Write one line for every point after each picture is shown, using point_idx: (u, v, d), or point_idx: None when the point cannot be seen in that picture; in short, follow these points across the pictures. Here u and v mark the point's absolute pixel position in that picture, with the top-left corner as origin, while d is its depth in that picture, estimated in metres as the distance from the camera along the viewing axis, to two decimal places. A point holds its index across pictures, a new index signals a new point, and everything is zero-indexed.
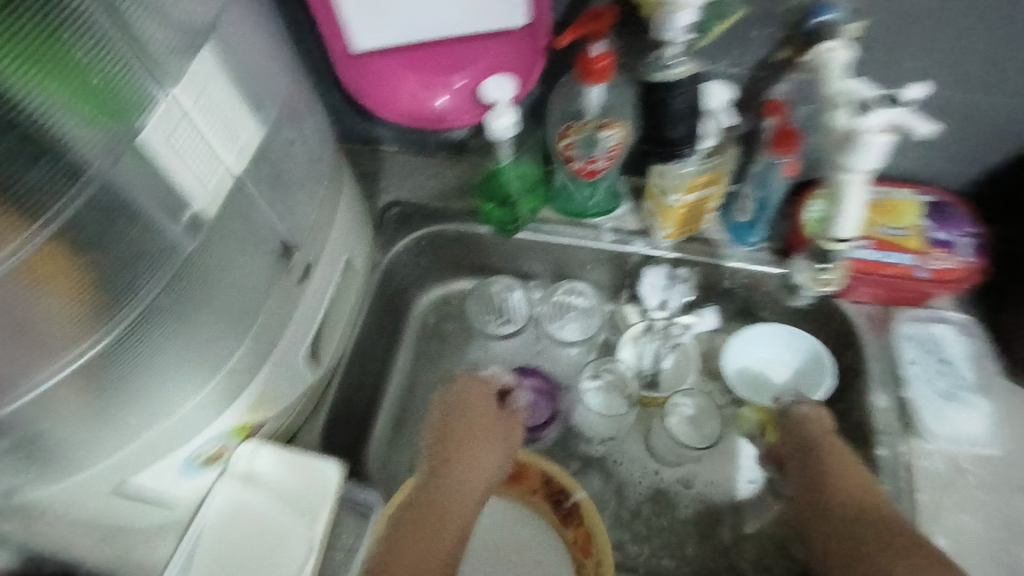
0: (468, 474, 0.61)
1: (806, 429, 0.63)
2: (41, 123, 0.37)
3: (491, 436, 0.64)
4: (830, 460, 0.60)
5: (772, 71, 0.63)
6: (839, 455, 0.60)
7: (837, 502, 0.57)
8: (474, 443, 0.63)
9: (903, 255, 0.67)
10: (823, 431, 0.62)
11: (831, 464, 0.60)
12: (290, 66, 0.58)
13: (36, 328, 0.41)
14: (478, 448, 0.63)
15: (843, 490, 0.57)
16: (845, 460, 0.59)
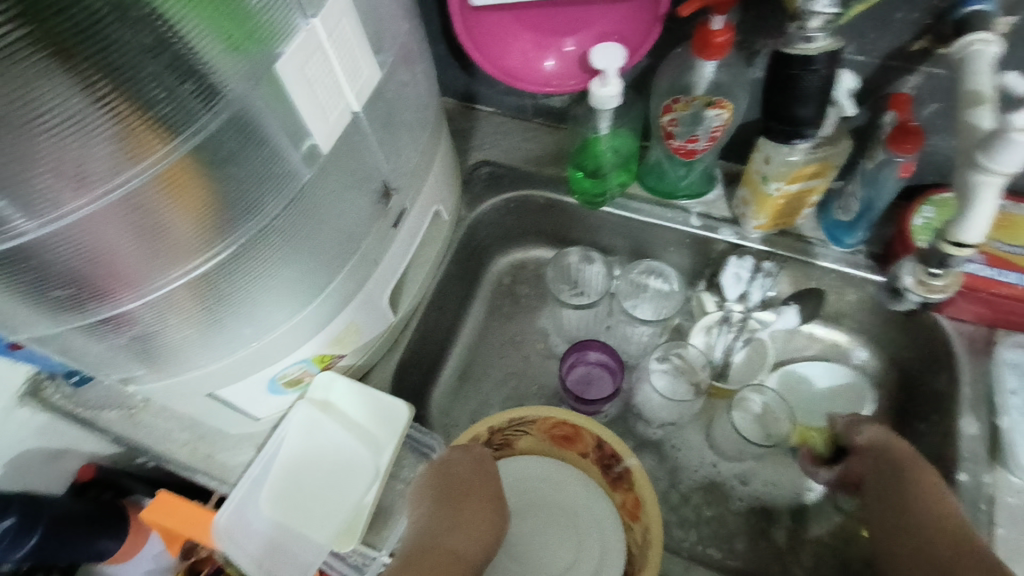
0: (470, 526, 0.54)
1: (887, 452, 0.60)
2: (189, 47, 0.38)
3: (493, 493, 0.57)
4: (905, 475, 0.57)
5: (907, 62, 0.58)
6: (915, 470, 0.57)
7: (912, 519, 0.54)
8: (475, 496, 0.56)
9: (1021, 275, 0.63)
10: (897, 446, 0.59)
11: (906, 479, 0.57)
12: (407, 13, 0.59)
13: (168, 238, 0.44)
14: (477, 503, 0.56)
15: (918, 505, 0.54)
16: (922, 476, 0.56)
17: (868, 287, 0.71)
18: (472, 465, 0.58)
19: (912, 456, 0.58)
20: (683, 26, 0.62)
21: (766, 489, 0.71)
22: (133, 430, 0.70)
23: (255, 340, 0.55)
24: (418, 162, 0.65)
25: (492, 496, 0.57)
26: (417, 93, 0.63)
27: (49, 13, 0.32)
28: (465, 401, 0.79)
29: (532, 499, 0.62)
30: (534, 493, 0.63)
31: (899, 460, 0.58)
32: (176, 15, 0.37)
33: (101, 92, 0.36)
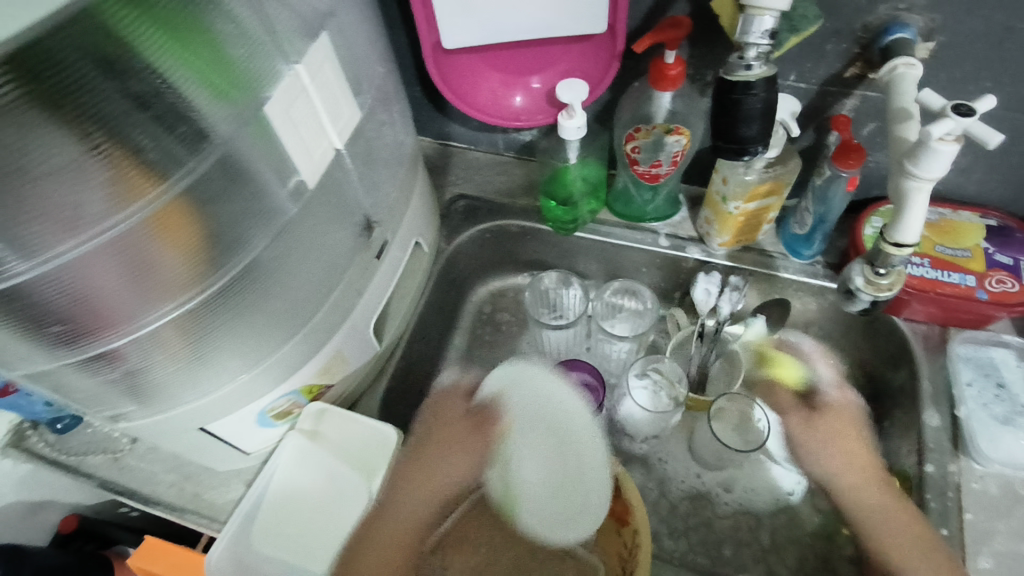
0: (417, 493, 0.61)
1: (822, 428, 0.68)
2: (180, 96, 0.41)
3: (457, 450, 0.64)
4: (855, 465, 0.63)
5: (844, 87, 0.63)
6: (863, 459, 0.64)
7: (869, 510, 0.60)
8: (437, 458, 0.63)
9: (963, 275, 0.68)
10: (848, 433, 0.66)
11: (855, 469, 0.63)
12: (383, 59, 0.63)
13: (158, 275, 0.45)
14: (438, 466, 0.63)
15: (869, 498, 0.61)
16: (864, 459, 0.64)
17: (829, 295, 0.75)
18: (444, 420, 0.66)
19: (857, 440, 0.65)
20: (640, 62, 0.67)
21: (750, 496, 0.73)
22: (119, 474, 0.70)
23: (245, 372, 0.57)
24: (397, 196, 0.68)
25: (456, 454, 0.64)
26: (395, 132, 0.66)
27: (48, 71, 0.34)
28: None
29: (538, 420, 0.66)
30: (535, 415, 0.67)
31: (844, 451, 0.65)
32: (166, 67, 0.40)
33: (95, 140, 0.38)
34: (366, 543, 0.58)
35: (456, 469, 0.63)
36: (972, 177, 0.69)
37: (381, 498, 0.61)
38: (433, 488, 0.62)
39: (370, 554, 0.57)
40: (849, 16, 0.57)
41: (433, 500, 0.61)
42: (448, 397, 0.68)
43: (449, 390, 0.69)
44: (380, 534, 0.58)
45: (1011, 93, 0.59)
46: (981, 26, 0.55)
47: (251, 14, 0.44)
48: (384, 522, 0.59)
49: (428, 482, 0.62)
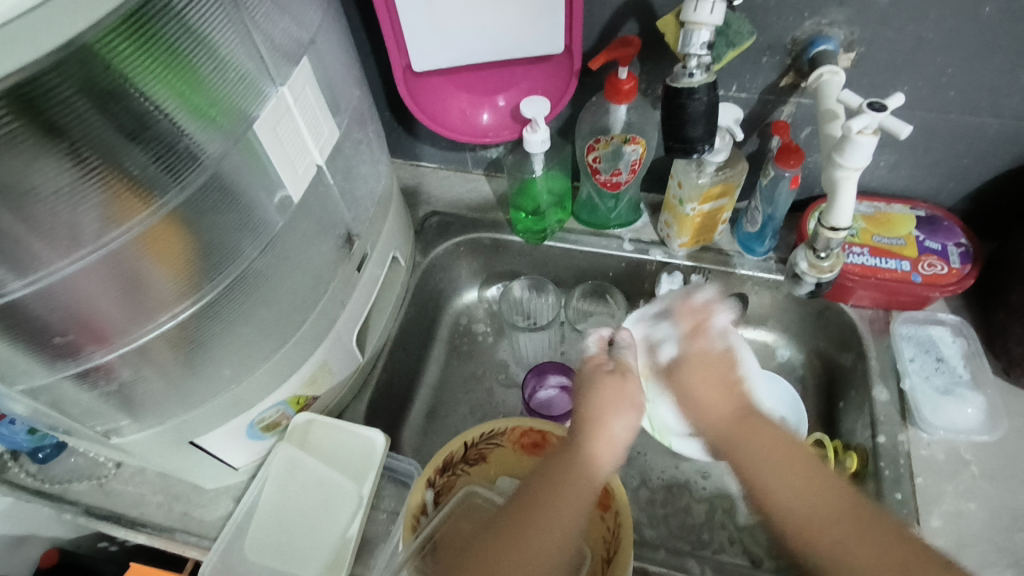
0: (607, 450, 0.58)
1: (690, 369, 0.60)
2: (173, 121, 0.44)
3: (631, 403, 0.62)
4: (731, 429, 0.56)
5: (780, 95, 0.70)
6: (747, 420, 0.56)
7: (790, 493, 0.51)
8: (607, 416, 0.60)
9: (899, 261, 0.74)
10: (721, 378, 0.59)
11: (748, 441, 0.54)
12: (358, 82, 0.67)
13: (151, 290, 0.48)
14: (610, 417, 0.60)
15: (794, 479, 0.51)
16: (734, 421, 0.56)
17: (782, 287, 0.80)
18: (608, 381, 0.63)
19: (733, 399, 0.57)
20: (596, 79, 0.73)
21: (725, 480, 0.77)
22: (105, 499, 0.70)
23: (235, 382, 0.58)
24: (375, 212, 0.71)
25: (614, 401, 0.61)
26: (371, 151, 0.70)
27: (50, 101, 0.37)
28: (436, 437, 0.82)
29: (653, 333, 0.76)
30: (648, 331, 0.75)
31: (721, 401, 0.57)
32: (159, 96, 0.43)
33: (91, 164, 0.41)
34: (538, 502, 0.54)
35: (632, 426, 0.61)
36: (900, 173, 0.76)
37: (580, 444, 0.58)
38: (614, 441, 0.59)
39: (556, 503, 0.54)
40: (779, 32, 0.64)
41: (616, 453, 0.59)
42: (596, 358, 0.66)
43: (591, 357, 0.67)
44: (581, 478, 0.55)
45: (924, 95, 0.66)
46: (893, 37, 0.62)
47: (239, 43, 0.47)
48: (585, 469, 0.56)
49: (603, 450, 0.58)
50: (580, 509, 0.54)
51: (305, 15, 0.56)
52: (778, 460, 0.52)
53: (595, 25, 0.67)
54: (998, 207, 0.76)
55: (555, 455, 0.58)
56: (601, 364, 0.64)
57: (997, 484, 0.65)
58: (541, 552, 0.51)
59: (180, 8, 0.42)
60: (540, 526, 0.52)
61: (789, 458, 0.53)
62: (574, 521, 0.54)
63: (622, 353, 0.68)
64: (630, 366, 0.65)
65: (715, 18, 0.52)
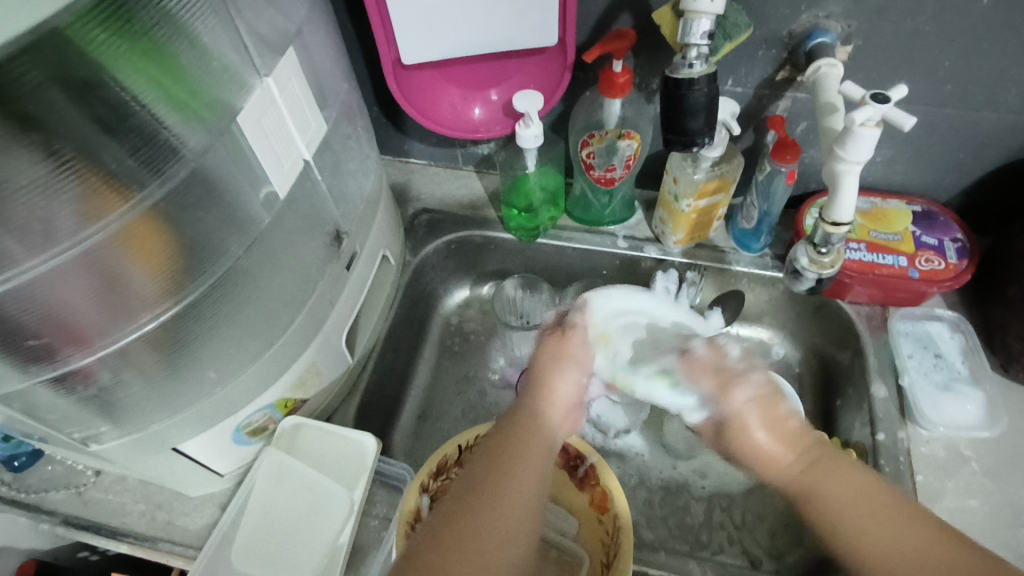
0: (555, 406, 0.58)
1: (755, 410, 0.59)
2: (152, 113, 0.42)
3: (574, 359, 0.62)
4: (807, 476, 0.55)
5: (776, 89, 0.69)
6: (823, 459, 0.56)
7: (869, 529, 0.51)
8: (553, 371, 0.60)
9: (896, 257, 0.73)
10: (772, 415, 0.59)
11: (817, 478, 0.55)
12: (346, 76, 0.65)
13: (131, 291, 0.46)
14: (557, 373, 0.60)
15: (867, 512, 0.51)
16: (819, 468, 0.55)
17: (778, 284, 0.80)
18: (553, 346, 0.62)
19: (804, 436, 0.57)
20: (590, 73, 0.72)
21: (723, 480, 0.76)
22: (84, 508, 0.67)
23: (220, 385, 0.56)
24: (364, 208, 0.69)
25: (557, 357, 0.62)
26: (360, 147, 0.68)
27: (19, 91, 0.35)
28: (428, 440, 0.80)
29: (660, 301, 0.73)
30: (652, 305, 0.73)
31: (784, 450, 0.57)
32: (136, 86, 0.41)
33: (65, 157, 0.38)
34: (487, 474, 0.52)
35: (578, 385, 0.61)
36: (896, 168, 0.75)
37: (527, 409, 0.57)
38: (564, 403, 0.59)
39: (500, 477, 0.51)
40: (775, 24, 0.63)
41: (564, 408, 0.59)
42: (551, 324, 0.66)
43: (549, 324, 0.66)
44: (530, 445, 0.54)
45: (920, 89, 0.66)
46: (890, 30, 0.61)
47: (222, 31, 0.45)
48: (530, 435, 0.55)
49: (549, 405, 0.58)
50: (533, 477, 0.52)
51: (291, 5, 0.54)
52: (855, 495, 0.52)
53: (590, 17, 0.66)
54: (993, 202, 0.76)
55: (503, 424, 0.57)
56: (554, 331, 0.64)
57: (997, 480, 0.64)
58: (506, 518, 0.49)
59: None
60: (495, 497, 0.50)
61: (870, 495, 0.52)
62: (530, 491, 0.52)
63: (572, 316, 0.66)
64: (576, 324, 0.65)
65: (716, 6, 0.51)
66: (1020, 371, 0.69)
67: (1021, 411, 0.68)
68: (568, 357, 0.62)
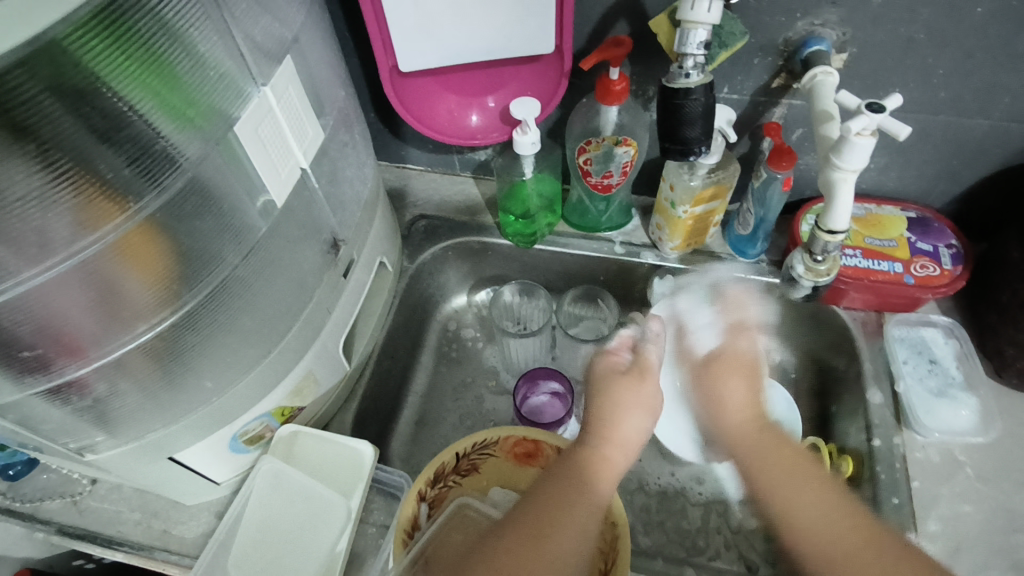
0: (617, 453, 0.57)
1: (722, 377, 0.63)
2: (148, 122, 0.42)
3: (647, 404, 0.59)
4: (753, 438, 0.58)
5: (772, 96, 0.69)
6: (764, 432, 0.58)
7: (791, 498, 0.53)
8: (617, 412, 0.58)
9: (891, 263, 0.74)
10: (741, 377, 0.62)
11: (756, 444, 0.57)
12: (343, 83, 0.65)
13: (126, 300, 0.45)
14: (623, 415, 0.58)
15: (797, 490, 0.53)
16: (762, 436, 0.57)
17: (775, 289, 0.80)
18: (623, 380, 0.60)
19: (752, 406, 0.60)
20: (586, 80, 0.72)
21: (719, 485, 0.77)
22: (79, 517, 0.67)
23: (217, 394, 0.56)
24: (361, 216, 0.69)
25: (628, 399, 0.59)
26: (357, 154, 0.68)
27: (16, 103, 0.35)
28: (425, 446, 0.80)
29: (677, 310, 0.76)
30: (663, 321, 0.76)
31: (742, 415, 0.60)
32: (134, 95, 0.41)
33: (61, 168, 0.38)
34: (547, 494, 0.53)
35: (646, 427, 0.59)
36: (890, 174, 0.76)
37: (594, 449, 0.56)
38: (627, 444, 0.57)
39: (569, 508, 0.52)
40: (771, 32, 0.63)
41: (626, 453, 0.57)
42: (610, 353, 0.64)
43: (608, 350, 0.64)
44: (587, 496, 0.53)
45: (914, 97, 0.66)
46: (884, 39, 0.62)
47: (219, 40, 0.45)
48: (597, 476, 0.55)
49: (612, 449, 0.56)
50: (588, 517, 0.52)
51: (287, 13, 0.54)
52: (785, 463, 0.55)
53: (586, 24, 0.66)
54: (986, 208, 0.76)
55: (562, 469, 0.55)
56: (617, 364, 0.62)
57: (991, 485, 0.65)
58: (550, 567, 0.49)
59: (156, 4, 0.40)
60: (560, 525, 0.51)
61: (793, 462, 0.55)
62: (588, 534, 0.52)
63: (645, 347, 0.64)
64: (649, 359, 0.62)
65: (712, 17, 0.51)
66: (1014, 376, 0.69)
67: (1014, 416, 0.69)
68: (643, 402, 0.59)
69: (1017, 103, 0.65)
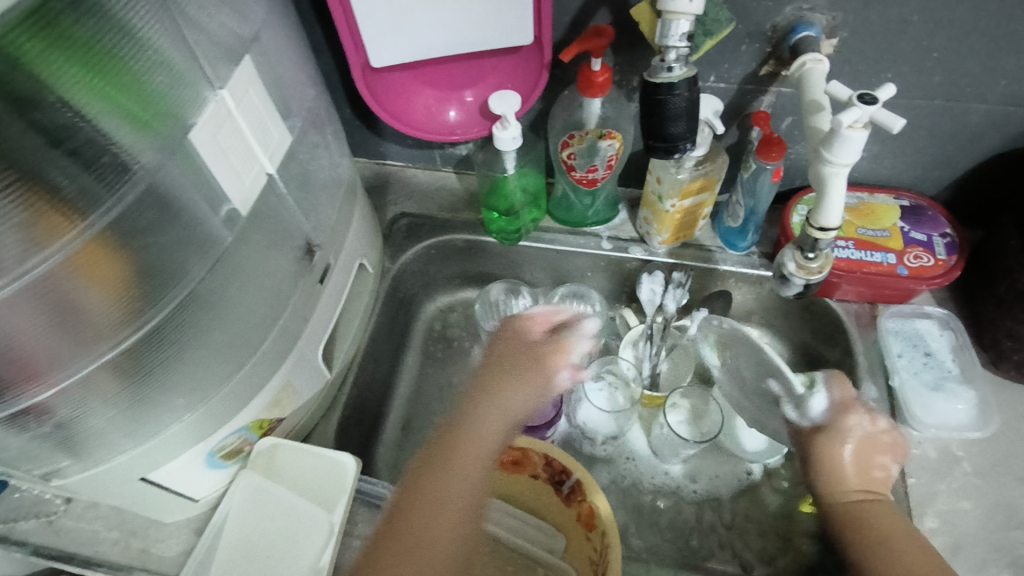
0: (496, 411, 0.58)
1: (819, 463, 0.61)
2: (100, 128, 0.40)
3: (532, 371, 0.61)
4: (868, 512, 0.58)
5: (760, 85, 0.67)
6: (879, 509, 0.58)
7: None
8: (507, 375, 0.60)
9: (885, 254, 0.72)
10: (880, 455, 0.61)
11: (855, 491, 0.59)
12: (312, 80, 0.62)
13: (85, 317, 0.43)
14: (504, 378, 0.60)
15: (894, 547, 0.55)
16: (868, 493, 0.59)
17: (766, 283, 0.78)
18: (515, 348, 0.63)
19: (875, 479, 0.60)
20: (568, 71, 0.69)
21: (715, 484, 0.75)
22: (55, 538, 0.65)
23: (189, 412, 0.53)
24: (338, 218, 0.66)
25: (517, 368, 0.61)
26: (330, 154, 0.65)
27: None
28: (413, 451, 0.78)
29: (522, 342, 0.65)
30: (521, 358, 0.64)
31: (858, 482, 0.60)
32: (81, 99, 0.38)
33: (10, 183, 0.35)
34: (421, 490, 0.52)
35: (529, 394, 0.60)
36: (883, 162, 0.74)
37: (467, 412, 0.57)
38: (509, 411, 0.58)
39: (450, 470, 0.53)
40: (759, 18, 0.61)
41: (508, 418, 0.58)
42: (525, 321, 0.65)
43: (526, 316, 0.66)
44: (468, 449, 0.55)
45: (908, 83, 0.64)
46: (875, 24, 0.59)
47: (169, 36, 0.43)
48: (472, 441, 0.55)
49: (496, 410, 0.58)
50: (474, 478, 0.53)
51: (246, 8, 0.51)
52: (888, 541, 0.55)
53: (567, 14, 0.63)
54: (981, 194, 0.74)
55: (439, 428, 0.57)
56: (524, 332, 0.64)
57: (989, 480, 0.64)
58: (435, 535, 0.50)
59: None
60: (439, 497, 0.52)
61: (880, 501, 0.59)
62: (466, 502, 0.52)
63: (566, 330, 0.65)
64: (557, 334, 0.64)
65: (694, 7, 0.49)
66: (1011, 367, 0.68)
67: (1011, 408, 0.68)
68: (530, 369, 0.61)
69: (1013, 87, 0.63)
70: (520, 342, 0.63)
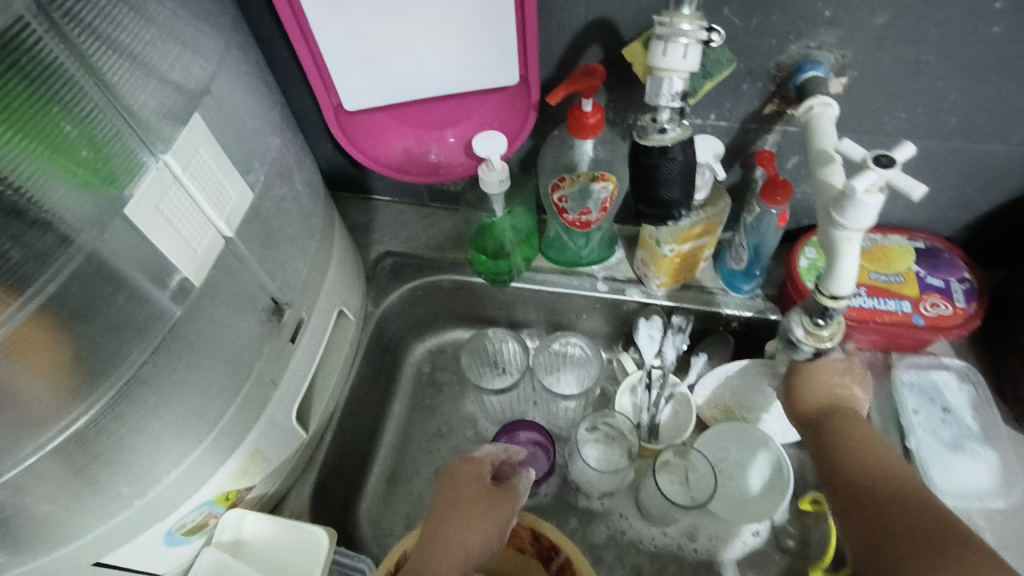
0: (453, 558, 0.51)
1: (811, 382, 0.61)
2: (30, 196, 0.36)
3: (484, 516, 0.54)
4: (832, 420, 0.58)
5: (764, 123, 0.62)
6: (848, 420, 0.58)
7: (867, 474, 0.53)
8: (459, 522, 0.53)
9: (899, 301, 0.67)
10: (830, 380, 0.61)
11: (840, 434, 0.57)
12: (280, 125, 0.58)
13: (22, 407, 0.38)
14: (456, 521, 0.53)
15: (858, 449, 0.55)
16: (856, 436, 0.56)
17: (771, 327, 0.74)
18: (464, 487, 0.56)
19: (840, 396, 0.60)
20: (558, 109, 0.65)
21: (715, 544, 0.70)
22: None
23: (139, 497, 0.49)
24: (310, 271, 0.62)
25: (471, 512, 0.54)
26: (301, 203, 0.61)
27: None
28: (396, 507, 0.74)
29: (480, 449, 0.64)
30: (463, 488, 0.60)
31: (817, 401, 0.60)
32: (3, 163, 0.34)
33: None
34: None
35: (486, 544, 0.53)
36: (897, 203, 0.69)
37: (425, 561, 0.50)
38: (467, 560, 0.51)
39: None
40: (761, 56, 0.56)
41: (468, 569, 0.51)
42: (471, 463, 0.58)
43: (474, 459, 0.59)
44: None
45: (923, 123, 0.59)
46: (888, 64, 0.55)
47: (103, 95, 0.39)
48: None
49: (453, 556, 0.51)
50: None
51: (197, 58, 0.46)
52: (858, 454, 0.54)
53: (555, 51, 0.58)
54: (999, 236, 0.70)
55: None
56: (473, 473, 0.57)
57: (1014, 553, 0.59)
58: None
59: (20, 56, 0.34)
60: None
61: (890, 473, 0.52)
62: None
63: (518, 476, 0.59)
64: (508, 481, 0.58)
65: (688, 63, 0.45)
66: None
67: None
68: (490, 513, 0.54)
69: None
70: (477, 479, 0.57)
